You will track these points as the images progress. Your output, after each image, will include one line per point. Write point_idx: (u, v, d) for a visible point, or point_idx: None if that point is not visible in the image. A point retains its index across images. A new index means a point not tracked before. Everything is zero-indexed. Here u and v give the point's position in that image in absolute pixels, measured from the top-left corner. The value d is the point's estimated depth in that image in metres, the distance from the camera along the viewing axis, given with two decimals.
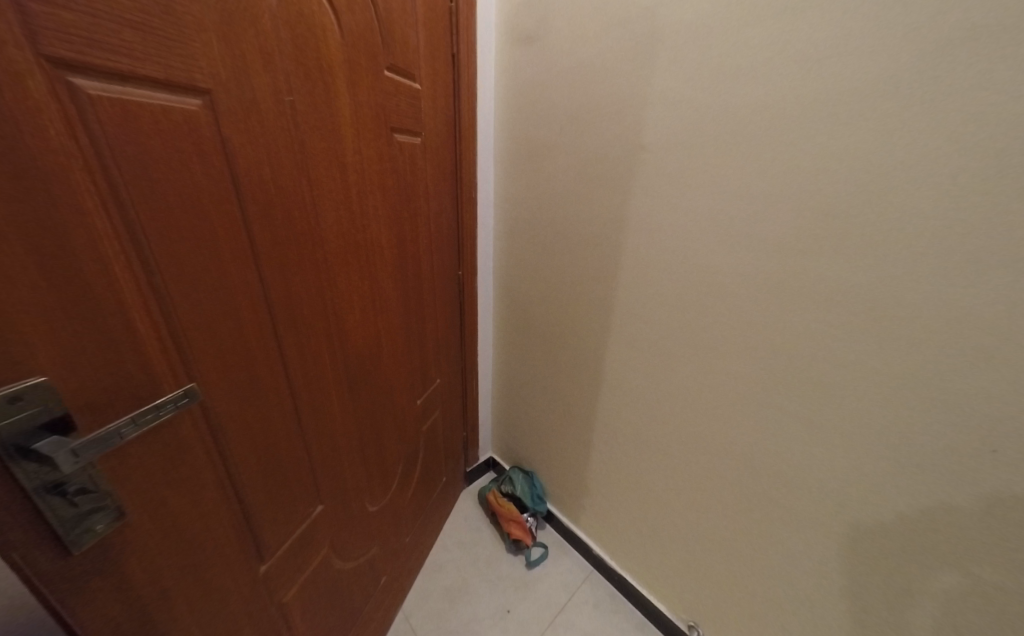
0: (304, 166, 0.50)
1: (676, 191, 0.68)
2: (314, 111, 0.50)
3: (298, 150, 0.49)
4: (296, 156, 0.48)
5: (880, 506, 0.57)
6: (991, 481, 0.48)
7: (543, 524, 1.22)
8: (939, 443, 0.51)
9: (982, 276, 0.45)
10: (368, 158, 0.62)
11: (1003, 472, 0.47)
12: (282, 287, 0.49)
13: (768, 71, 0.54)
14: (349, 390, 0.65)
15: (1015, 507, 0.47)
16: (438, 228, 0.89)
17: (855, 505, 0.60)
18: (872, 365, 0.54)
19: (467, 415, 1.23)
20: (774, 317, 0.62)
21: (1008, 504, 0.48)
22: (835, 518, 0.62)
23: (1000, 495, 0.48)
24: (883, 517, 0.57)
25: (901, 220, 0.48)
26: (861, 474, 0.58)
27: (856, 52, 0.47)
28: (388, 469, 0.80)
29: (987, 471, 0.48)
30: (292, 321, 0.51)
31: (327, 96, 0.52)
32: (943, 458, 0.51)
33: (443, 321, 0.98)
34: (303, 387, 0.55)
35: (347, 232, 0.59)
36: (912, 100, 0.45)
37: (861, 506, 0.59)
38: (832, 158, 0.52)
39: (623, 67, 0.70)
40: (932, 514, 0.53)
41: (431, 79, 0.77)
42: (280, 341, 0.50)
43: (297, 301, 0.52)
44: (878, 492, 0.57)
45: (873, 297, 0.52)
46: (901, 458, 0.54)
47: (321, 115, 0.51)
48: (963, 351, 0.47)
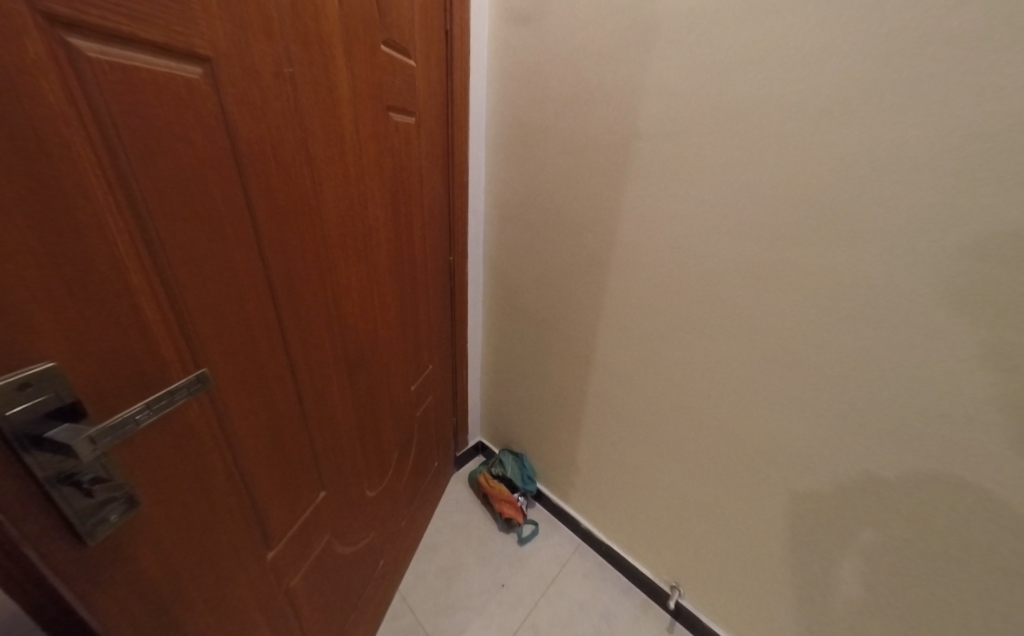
0: (304, 144, 0.48)
1: (669, 178, 0.70)
2: (314, 85, 0.48)
3: (299, 128, 0.47)
4: (297, 133, 0.46)
5: (849, 472, 0.63)
6: (948, 447, 0.54)
7: (532, 503, 1.26)
8: (898, 412, 0.57)
9: (945, 261, 0.50)
10: (366, 137, 0.60)
11: (951, 434, 0.54)
12: (284, 270, 0.48)
13: (760, 63, 0.56)
14: (347, 378, 0.64)
15: (957, 466, 0.54)
16: (431, 211, 0.88)
17: (823, 471, 0.66)
18: (848, 344, 0.59)
19: (456, 400, 1.24)
20: (759, 300, 0.66)
21: (951, 464, 0.54)
22: (806, 483, 0.68)
23: (949, 458, 0.54)
24: (848, 481, 0.64)
25: (882, 210, 0.52)
26: (830, 444, 0.64)
27: (841, 50, 0.50)
28: (384, 455, 0.80)
29: (946, 438, 0.54)
30: (293, 305, 0.50)
31: (327, 70, 0.50)
32: (900, 426, 0.57)
33: (435, 305, 0.98)
34: (305, 373, 0.54)
35: (345, 215, 0.57)
36: (889, 99, 0.49)
37: (828, 471, 0.65)
38: (820, 149, 0.54)
39: (620, 53, 0.70)
40: (895, 479, 0.59)
41: (424, 56, 0.74)
42: (283, 325, 0.49)
43: (297, 286, 0.50)
44: (844, 459, 0.63)
45: (847, 281, 0.57)
46: (865, 427, 0.60)
47: (321, 90, 0.49)
48: (925, 328, 0.52)
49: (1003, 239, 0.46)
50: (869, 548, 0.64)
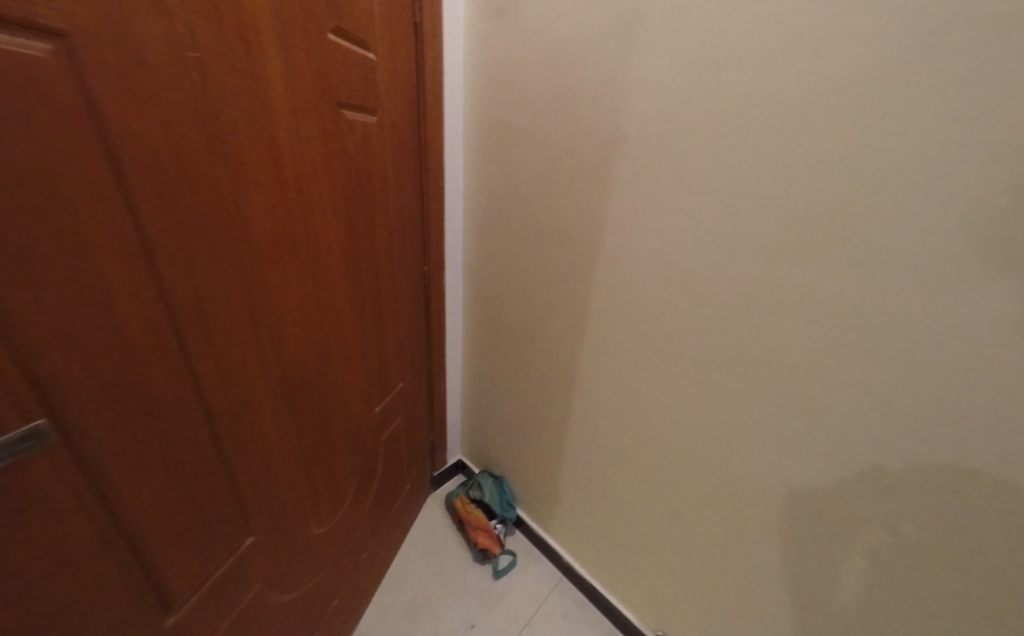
0: (219, 143, 0.41)
1: (654, 188, 0.63)
2: (232, 75, 0.41)
3: (211, 124, 0.40)
4: (207, 129, 0.40)
5: (851, 528, 0.55)
6: (969, 509, 0.46)
7: (512, 530, 1.18)
8: (910, 464, 0.49)
9: (973, 292, 0.42)
10: (309, 136, 0.53)
11: (975, 493, 0.45)
12: (190, 291, 0.40)
13: (751, 62, 0.50)
14: (288, 406, 0.57)
15: (985, 533, 0.46)
16: (400, 219, 0.81)
17: (822, 523, 0.58)
18: (852, 382, 0.51)
19: (433, 418, 1.16)
20: (752, 328, 0.58)
21: (976, 530, 0.46)
22: (803, 536, 0.60)
23: (974, 524, 0.46)
24: (851, 539, 0.56)
25: (893, 231, 0.45)
26: (830, 493, 0.56)
27: (845, 45, 0.43)
28: (338, 486, 0.73)
29: (965, 499, 0.46)
30: (206, 330, 0.43)
31: (251, 59, 0.43)
32: (913, 480, 0.49)
33: (406, 320, 0.91)
34: (225, 406, 0.47)
35: (282, 224, 0.50)
36: (903, 101, 0.41)
37: (827, 525, 0.57)
38: (821, 158, 0.47)
39: (601, 48, 0.63)
40: (905, 541, 0.51)
41: (387, 49, 0.68)
42: (189, 354, 0.41)
43: (212, 307, 0.43)
44: (847, 513, 0.55)
45: (851, 312, 0.49)
46: (871, 478, 0.52)
47: (243, 81, 0.43)
48: (946, 369, 0.45)
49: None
50: (873, 614, 0.56)
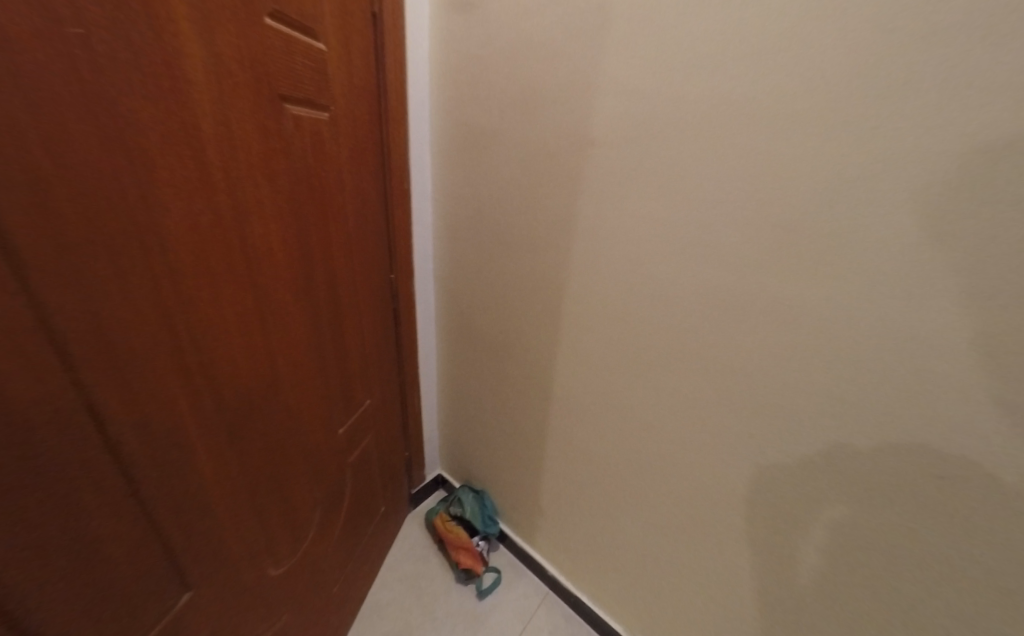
0: (120, 142, 0.34)
1: (626, 191, 0.60)
2: (136, 61, 0.35)
3: (107, 119, 0.33)
4: (100, 125, 0.33)
5: (843, 545, 0.52)
6: (969, 528, 0.43)
7: (495, 546, 1.13)
8: (890, 476, 0.46)
9: (956, 296, 0.39)
10: (243, 134, 0.47)
11: (963, 504, 0.43)
12: (86, 319, 0.34)
13: (723, 55, 0.46)
14: (228, 441, 0.50)
15: (979, 546, 0.43)
16: (360, 225, 0.75)
17: (809, 537, 0.55)
18: (840, 393, 0.48)
19: (408, 434, 1.10)
20: (729, 336, 0.55)
21: (969, 543, 0.44)
22: (791, 551, 0.57)
23: (967, 536, 0.44)
24: (840, 553, 0.53)
25: (884, 233, 0.41)
26: (815, 506, 0.53)
27: (821, 35, 0.40)
28: (298, 521, 0.66)
29: (965, 518, 0.43)
30: (110, 364, 0.36)
31: (160, 43, 0.36)
32: (900, 493, 0.46)
33: (371, 333, 0.84)
34: (141, 450, 0.39)
35: (211, 235, 0.44)
36: (883, 94, 0.38)
37: (815, 539, 0.55)
38: (805, 154, 0.44)
39: (567, 46, 0.59)
40: (900, 558, 0.48)
41: (340, 39, 0.62)
42: (90, 395, 0.35)
43: (119, 336, 0.36)
44: (836, 527, 0.52)
45: (827, 318, 0.46)
46: (855, 492, 0.49)
47: (151, 68, 0.36)
48: (927, 378, 0.42)
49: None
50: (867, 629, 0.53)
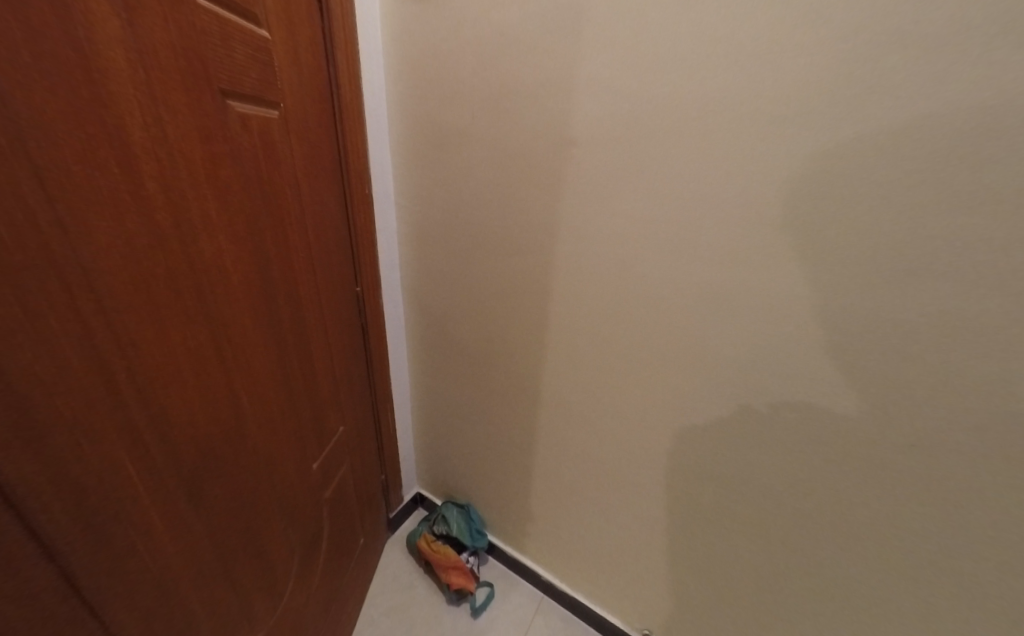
0: (28, 153, 0.27)
1: (610, 193, 0.60)
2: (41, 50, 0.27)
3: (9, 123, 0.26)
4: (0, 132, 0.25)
5: (825, 514, 0.57)
6: (932, 489, 0.49)
7: (485, 558, 1.10)
8: (869, 446, 0.51)
9: (917, 283, 0.44)
10: (183, 139, 0.39)
11: (928, 465, 0.49)
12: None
13: (703, 60, 0.48)
14: (190, 501, 0.42)
15: (943, 501, 0.49)
16: (321, 236, 0.68)
17: (795, 510, 0.60)
18: (819, 377, 0.52)
19: (384, 455, 1.03)
20: (716, 330, 0.58)
21: (935, 499, 0.49)
22: (779, 524, 0.62)
23: (930, 493, 0.49)
24: (823, 521, 0.58)
25: (857, 229, 0.45)
26: (800, 480, 0.58)
27: (795, 48, 0.43)
28: (274, 573, 0.59)
29: (929, 480, 0.49)
30: (35, 433, 0.28)
31: (75, 27, 0.29)
32: (875, 460, 0.52)
33: (340, 352, 0.77)
34: (77, 533, 0.32)
35: (150, 260, 0.36)
36: (849, 105, 0.42)
37: (800, 510, 0.59)
38: (782, 157, 0.47)
39: (542, 43, 0.58)
40: (875, 521, 0.54)
41: (287, 30, 0.55)
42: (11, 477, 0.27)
43: (45, 397, 0.29)
44: (818, 496, 0.57)
45: (808, 309, 0.51)
46: (835, 464, 0.54)
47: (63, 57, 0.29)
48: (896, 357, 0.47)
49: (993, 267, 0.40)
50: (847, 587, 0.59)
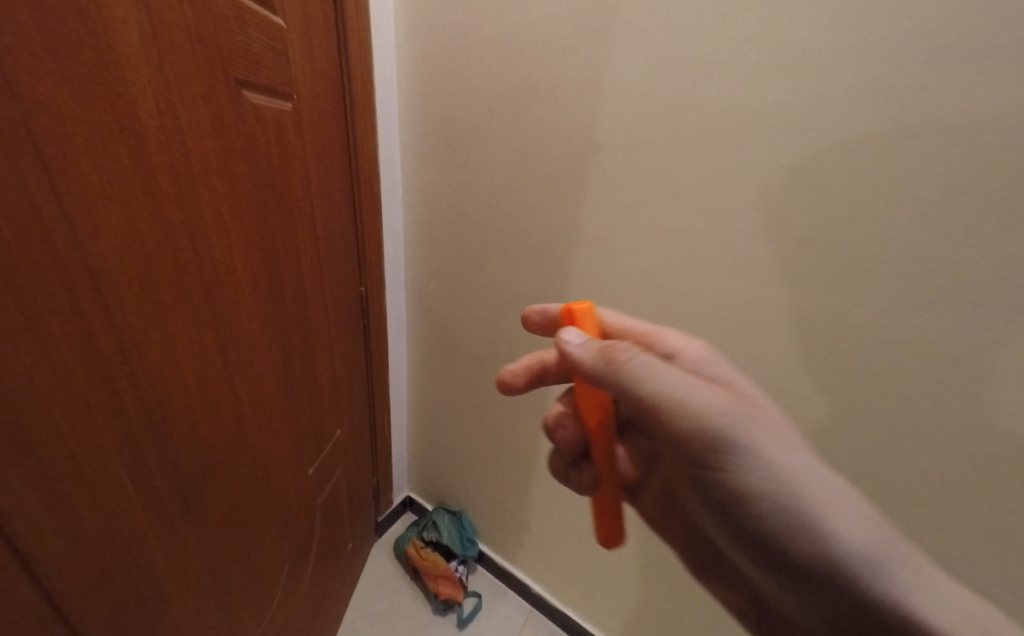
0: (33, 141, 0.25)
1: (631, 205, 0.60)
2: (49, 30, 0.25)
3: (15, 111, 0.24)
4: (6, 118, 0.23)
5: None
6: (927, 514, 0.50)
7: (473, 567, 1.08)
8: (870, 469, 0.53)
9: (935, 318, 0.44)
10: (193, 130, 0.37)
11: (927, 490, 0.50)
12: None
13: (736, 76, 0.47)
14: (184, 513, 0.40)
15: (940, 526, 0.50)
16: (328, 233, 0.65)
17: None
18: (828, 400, 0.53)
19: (377, 458, 1.00)
20: (732, 347, 0.58)
21: (931, 523, 0.50)
22: None
23: (925, 518, 0.51)
24: None
25: (883, 256, 0.45)
26: None
27: (828, 74, 0.43)
28: (265, 584, 0.56)
29: (925, 505, 0.50)
30: (27, 444, 0.26)
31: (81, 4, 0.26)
32: (874, 482, 0.53)
33: (341, 353, 0.75)
34: (64, 554, 0.29)
35: (156, 260, 0.34)
36: (881, 134, 0.42)
37: None
38: (810, 182, 0.46)
39: (571, 45, 0.57)
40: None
41: (301, 16, 0.52)
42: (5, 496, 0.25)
43: (39, 407, 0.26)
44: None
45: (823, 335, 0.51)
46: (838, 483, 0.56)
47: (68, 35, 0.26)
48: (907, 386, 0.48)
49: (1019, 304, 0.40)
50: None
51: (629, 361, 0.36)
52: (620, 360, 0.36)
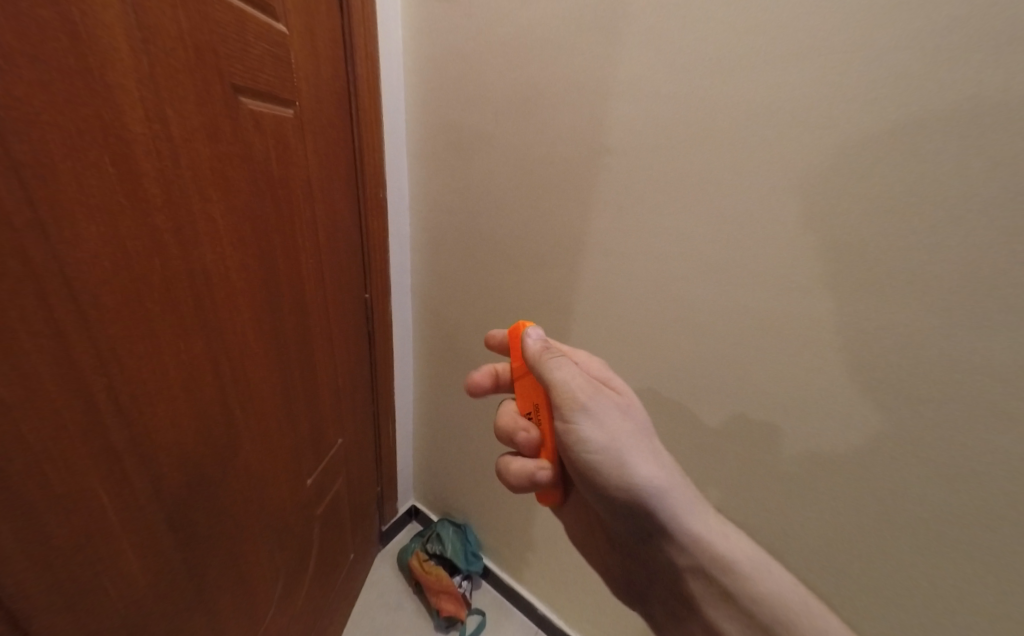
0: (13, 149, 0.24)
1: (643, 210, 0.57)
2: (33, 37, 0.24)
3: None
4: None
5: (854, 559, 0.55)
6: (969, 544, 0.46)
7: (478, 583, 1.05)
8: (904, 493, 0.49)
9: (978, 330, 0.41)
10: (186, 137, 0.36)
11: (971, 521, 0.45)
12: None
13: (758, 75, 0.45)
14: (167, 528, 0.39)
15: (984, 558, 0.46)
16: (332, 240, 0.65)
17: (822, 553, 0.57)
18: (858, 416, 0.50)
19: (382, 466, 0.99)
20: (752, 359, 0.55)
21: (975, 555, 0.46)
22: (803, 566, 0.59)
23: (967, 549, 0.47)
24: (851, 566, 0.55)
25: (925, 264, 0.42)
26: (829, 522, 0.55)
27: (857, 71, 0.40)
28: (256, 598, 0.55)
29: (968, 534, 0.46)
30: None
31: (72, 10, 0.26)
32: (909, 507, 0.49)
33: (346, 361, 0.74)
34: (31, 572, 0.28)
35: (141, 268, 0.33)
36: (915, 134, 0.39)
37: (826, 553, 0.57)
38: (837, 185, 0.44)
39: (580, 46, 0.55)
40: (921, 575, 0.50)
41: (307, 24, 0.52)
42: None
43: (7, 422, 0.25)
44: (845, 539, 0.54)
45: (852, 347, 0.48)
46: (868, 509, 0.52)
47: (55, 42, 0.26)
48: (947, 405, 0.44)
49: None
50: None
51: (548, 358, 0.45)
52: (542, 356, 0.46)
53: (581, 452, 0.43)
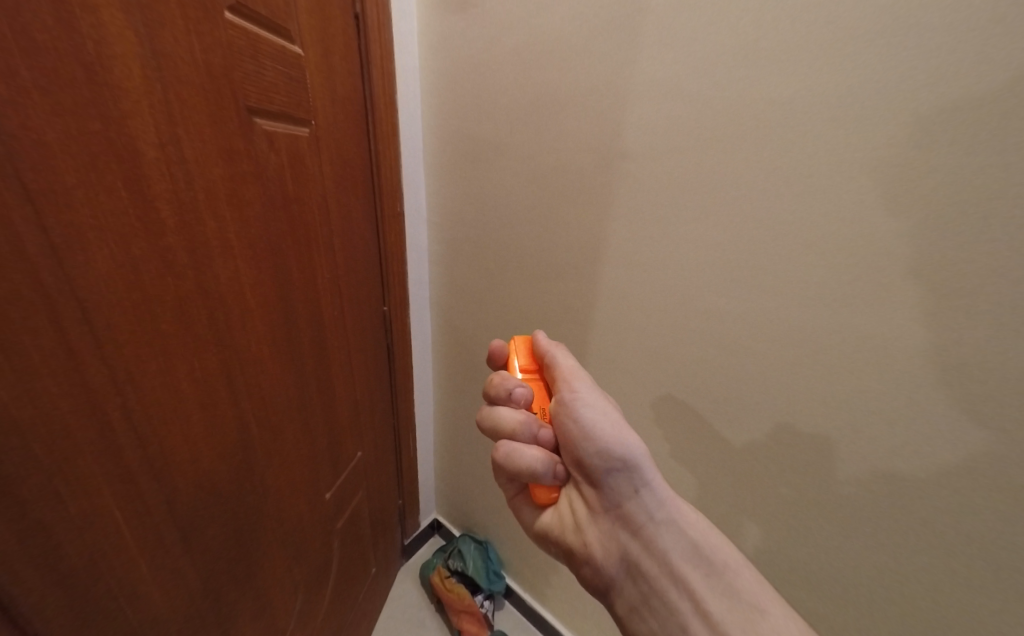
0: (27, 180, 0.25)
1: (665, 213, 0.54)
2: (48, 70, 0.25)
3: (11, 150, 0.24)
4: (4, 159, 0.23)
5: (924, 604, 0.47)
6: None
7: (501, 601, 1.02)
8: (985, 531, 0.42)
9: None
10: (200, 158, 0.37)
11: None
12: None
13: (791, 63, 0.41)
14: (183, 544, 0.39)
15: None
16: (349, 253, 0.65)
17: (884, 594, 0.50)
18: (924, 442, 0.43)
19: (403, 478, 0.99)
20: (794, 374, 0.50)
21: None
22: (861, 608, 0.52)
23: None
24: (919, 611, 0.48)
25: (1003, 265, 0.36)
26: (890, 559, 0.49)
27: (908, 52, 0.36)
28: (275, 613, 0.55)
29: None
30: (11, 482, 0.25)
31: (86, 44, 0.27)
32: (992, 548, 0.42)
33: (364, 374, 0.74)
34: (49, 591, 0.28)
35: (154, 289, 0.34)
36: (982, 118, 0.34)
37: (888, 595, 0.50)
38: (890, 179, 0.39)
39: (593, 47, 0.53)
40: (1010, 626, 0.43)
41: (323, 45, 0.53)
42: None
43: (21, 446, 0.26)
44: (912, 579, 0.48)
45: (914, 363, 0.42)
46: (938, 546, 0.45)
47: (70, 74, 0.26)
48: None
49: None
50: None
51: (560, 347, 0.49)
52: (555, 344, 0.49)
53: (591, 429, 0.42)
